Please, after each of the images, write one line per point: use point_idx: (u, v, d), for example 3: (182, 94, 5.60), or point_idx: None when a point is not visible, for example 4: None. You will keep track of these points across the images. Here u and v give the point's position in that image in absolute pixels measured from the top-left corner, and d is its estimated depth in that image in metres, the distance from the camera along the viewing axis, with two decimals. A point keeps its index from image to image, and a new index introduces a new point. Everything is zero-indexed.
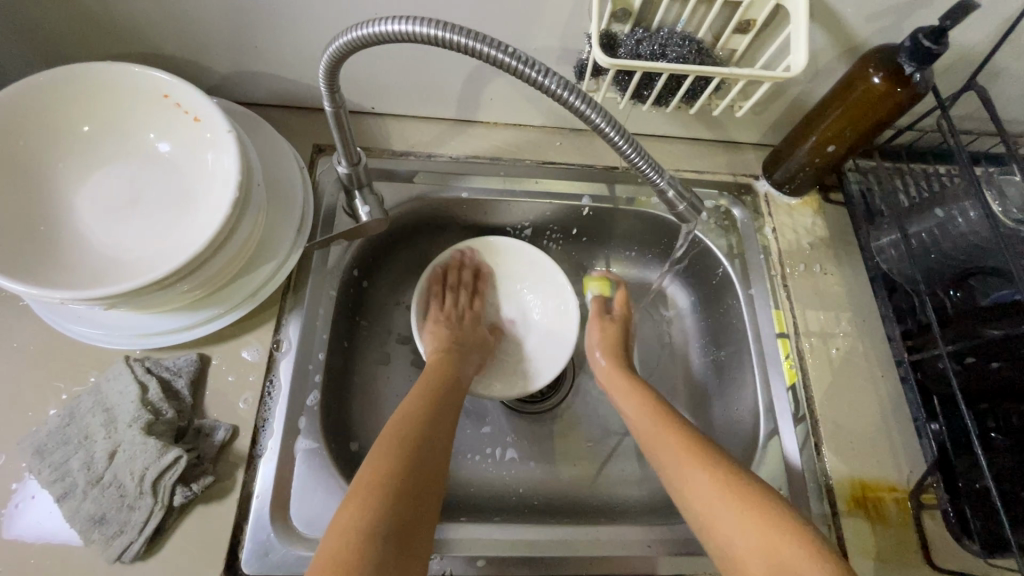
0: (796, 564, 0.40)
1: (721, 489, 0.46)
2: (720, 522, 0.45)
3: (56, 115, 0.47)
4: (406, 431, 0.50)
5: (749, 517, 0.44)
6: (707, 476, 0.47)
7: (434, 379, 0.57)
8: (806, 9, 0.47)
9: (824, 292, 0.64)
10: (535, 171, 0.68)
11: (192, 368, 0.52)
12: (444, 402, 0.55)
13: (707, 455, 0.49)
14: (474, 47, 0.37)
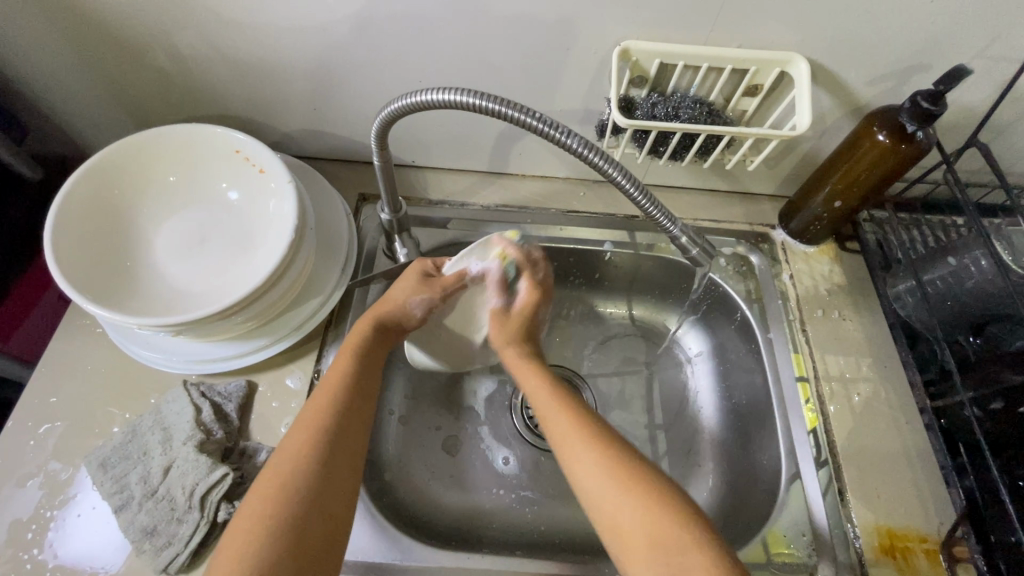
0: (676, 539, 0.41)
1: (614, 475, 0.45)
2: (603, 503, 0.44)
3: (145, 168, 0.55)
4: (272, 495, 0.43)
5: (635, 498, 0.43)
6: (596, 463, 0.46)
7: (314, 409, 0.48)
8: (808, 77, 0.52)
9: (844, 337, 0.65)
10: (559, 219, 0.72)
11: (241, 393, 0.56)
12: (329, 435, 0.47)
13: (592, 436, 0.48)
14: (504, 111, 0.42)
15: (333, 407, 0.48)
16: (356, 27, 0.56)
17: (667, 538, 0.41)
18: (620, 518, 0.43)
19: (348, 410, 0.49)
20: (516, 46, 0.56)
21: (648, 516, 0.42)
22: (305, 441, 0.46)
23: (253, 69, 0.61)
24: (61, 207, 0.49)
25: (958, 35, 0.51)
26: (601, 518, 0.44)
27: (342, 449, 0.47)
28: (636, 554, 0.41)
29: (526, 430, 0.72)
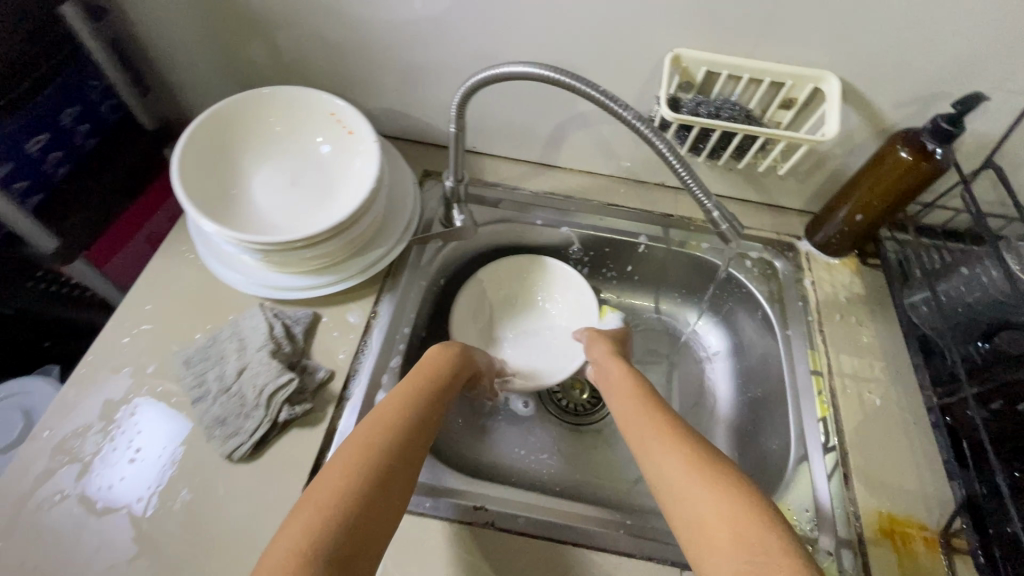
0: (760, 537, 0.43)
1: (703, 477, 0.49)
2: (689, 495, 0.48)
3: (256, 118, 0.65)
4: (344, 481, 0.45)
5: (722, 492, 0.47)
6: (684, 459, 0.51)
7: (397, 414, 0.53)
8: (838, 93, 0.59)
9: (859, 341, 0.69)
10: (600, 210, 0.79)
11: (307, 320, 0.63)
12: (402, 442, 0.50)
13: (682, 440, 0.54)
14: (572, 84, 0.50)
15: (411, 417, 0.53)
16: (448, 18, 0.66)
17: (749, 532, 0.43)
18: (705, 513, 0.46)
19: (422, 417, 0.54)
20: (581, 47, 0.65)
21: (733, 505, 0.46)
22: (380, 439, 0.50)
23: (353, 50, 0.72)
24: (188, 137, 0.59)
25: (977, 67, 0.57)
26: (676, 508, 0.49)
27: (411, 458, 0.50)
28: (719, 552, 0.43)
29: (550, 402, 0.78)
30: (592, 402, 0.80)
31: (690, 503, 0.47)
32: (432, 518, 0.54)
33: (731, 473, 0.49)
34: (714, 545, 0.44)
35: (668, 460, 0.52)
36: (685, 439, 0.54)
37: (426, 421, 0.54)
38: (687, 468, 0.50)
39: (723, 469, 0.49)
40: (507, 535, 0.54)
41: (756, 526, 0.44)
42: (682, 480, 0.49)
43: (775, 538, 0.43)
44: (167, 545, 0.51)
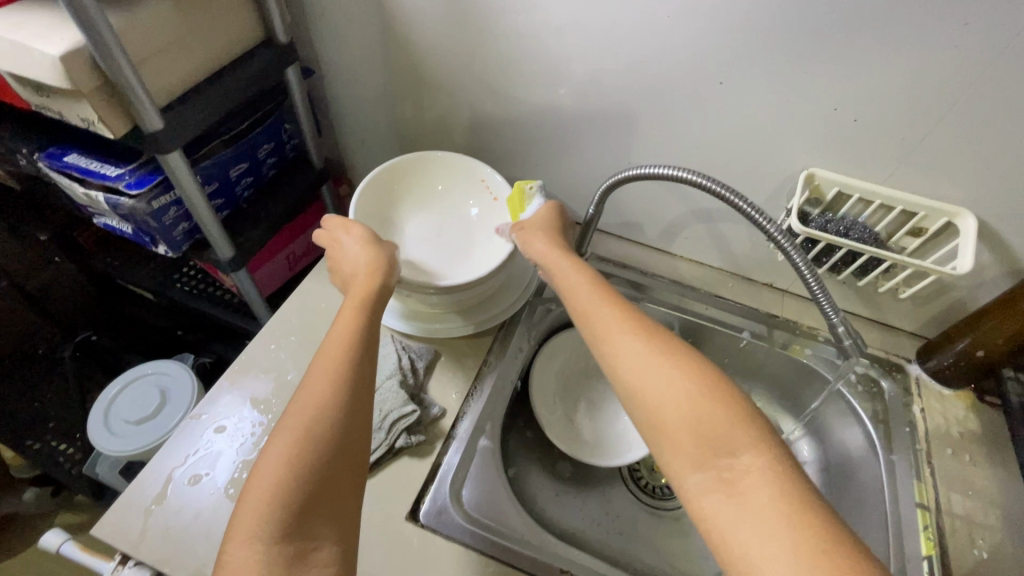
0: (730, 437, 0.43)
1: (682, 373, 0.47)
2: (651, 394, 0.47)
3: (419, 177, 0.76)
4: (282, 451, 0.45)
5: (689, 387, 0.46)
6: (646, 348, 0.50)
7: (327, 369, 0.50)
8: (975, 231, 0.61)
9: (972, 482, 0.66)
10: (706, 300, 0.82)
11: (428, 357, 0.70)
12: (336, 386, 0.49)
13: (647, 331, 0.51)
14: (717, 190, 0.58)
15: (348, 358, 0.51)
16: (599, 113, 0.74)
17: (714, 433, 0.44)
18: (670, 413, 0.46)
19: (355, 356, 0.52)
20: (716, 152, 0.71)
21: (697, 403, 0.45)
22: (312, 404, 0.47)
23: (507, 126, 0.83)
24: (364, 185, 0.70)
25: None
26: (642, 404, 0.47)
27: (353, 397, 0.49)
28: (682, 454, 0.44)
29: (632, 481, 0.79)
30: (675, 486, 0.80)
31: (653, 399, 0.47)
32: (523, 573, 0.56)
33: (694, 367, 0.48)
34: (678, 446, 0.44)
35: (637, 353, 0.50)
36: (649, 334, 0.51)
37: (359, 354, 0.52)
38: (649, 359, 0.49)
39: (686, 361, 0.48)
40: None
41: (724, 425, 0.44)
42: (639, 370, 0.49)
43: (744, 433, 0.43)
44: None
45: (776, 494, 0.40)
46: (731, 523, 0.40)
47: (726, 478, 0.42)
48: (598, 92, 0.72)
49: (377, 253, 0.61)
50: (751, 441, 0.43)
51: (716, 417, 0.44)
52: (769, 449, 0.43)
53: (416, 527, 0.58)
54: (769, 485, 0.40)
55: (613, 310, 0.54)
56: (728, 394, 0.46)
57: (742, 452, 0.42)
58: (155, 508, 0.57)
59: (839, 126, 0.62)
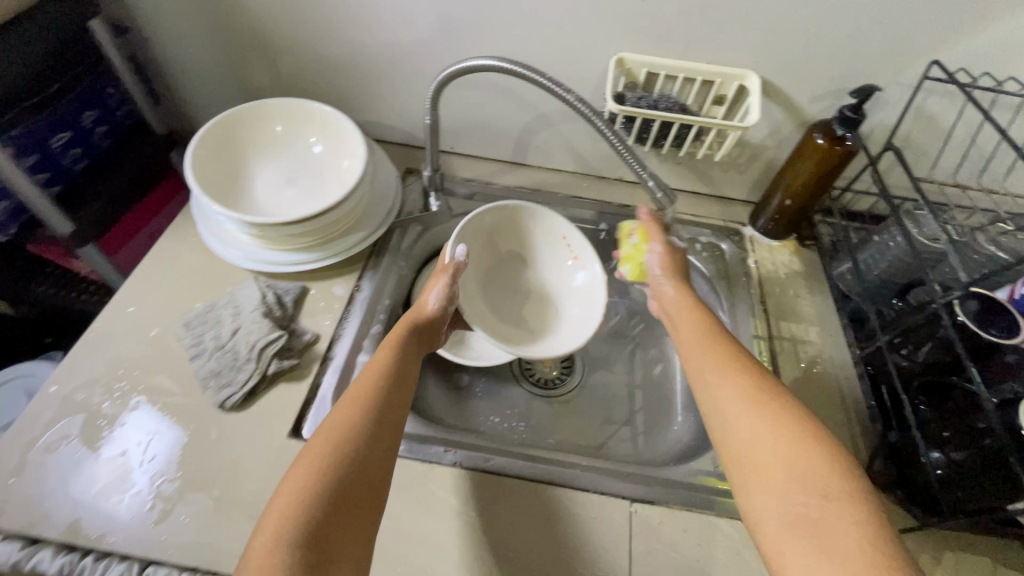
0: (820, 482, 0.43)
1: (775, 420, 0.48)
2: (744, 434, 0.48)
3: (511, 227, 0.80)
4: (323, 456, 0.47)
5: (777, 429, 0.47)
6: (740, 389, 0.52)
7: (353, 411, 0.52)
8: (759, 88, 0.69)
9: (797, 310, 0.77)
10: (565, 202, 0.88)
11: (296, 291, 0.71)
12: (368, 434, 0.50)
13: (742, 372, 0.53)
14: (515, 70, 0.59)
15: (384, 411, 0.53)
16: (428, 30, 0.76)
17: (809, 477, 0.43)
18: (764, 452, 0.46)
19: (383, 409, 0.53)
20: (542, 54, 0.76)
21: (784, 443, 0.46)
22: (351, 417, 0.51)
23: (345, 60, 0.83)
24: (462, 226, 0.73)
25: (873, 63, 0.67)
26: (727, 436, 0.50)
27: (375, 448, 0.50)
28: (772, 492, 0.44)
29: (524, 378, 0.84)
30: (564, 375, 0.86)
31: (745, 441, 0.48)
32: (407, 459, 0.60)
33: (795, 412, 0.48)
34: (766, 481, 0.45)
35: (728, 394, 0.52)
36: (749, 378, 0.52)
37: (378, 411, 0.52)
38: (742, 394, 0.51)
39: (786, 403, 0.49)
40: (474, 472, 0.60)
41: (809, 460, 0.44)
42: (733, 412, 0.51)
43: (829, 473, 0.43)
44: (163, 480, 0.56)
45: (860, 543, 0.39)
46: (805, 559, 0.40)
47: (814, 525, 0.41)
48: (421, 8, 0.74)
49: (426, 313, 0.66)
50: (848, 494, 0.42)
51: (799, 458, 0.45)
52: (862, 497, 0.42)
53: (299, 441, 0.60)
54: (855, 530, 0.40)
55: (710, 354, 0.56)
56: (824, 443, 0.45)
57: (831, 497, 0.42)
58: (15, 480, 0.55)
59: (634, 8, 0.68)
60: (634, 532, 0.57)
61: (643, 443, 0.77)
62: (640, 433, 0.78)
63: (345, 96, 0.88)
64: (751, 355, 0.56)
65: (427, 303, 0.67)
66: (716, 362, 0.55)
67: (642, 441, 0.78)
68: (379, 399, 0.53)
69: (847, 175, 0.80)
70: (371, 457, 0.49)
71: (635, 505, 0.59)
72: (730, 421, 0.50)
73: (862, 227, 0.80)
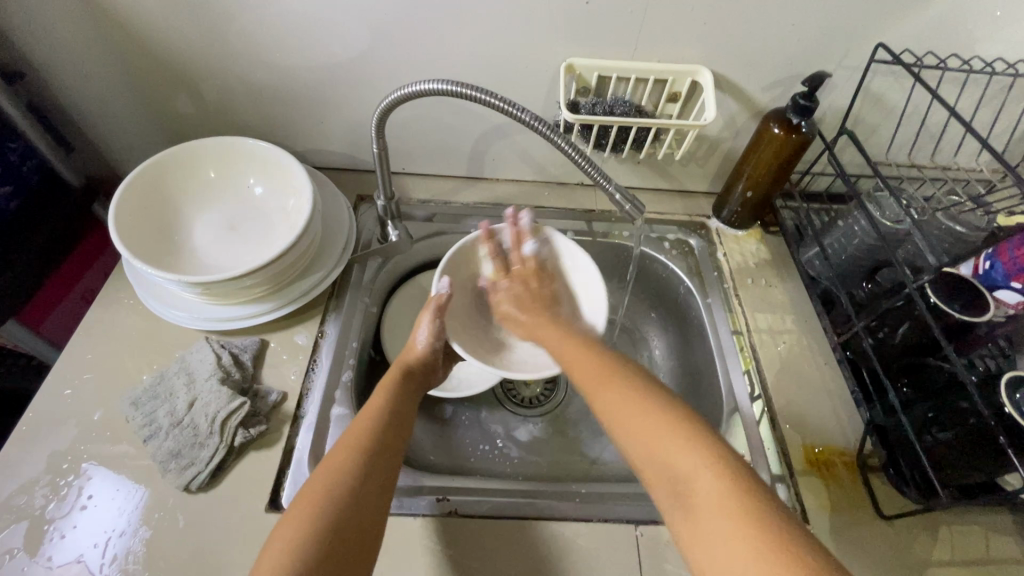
0: (702, 480, 0.40)
1: (655, 416, 0.46)
2: (632, 442, 0.46)
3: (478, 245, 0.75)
4: (329, 485, 0.46)
5: (655, 426, 0.45)
6: (625, 397, 0.49)
7: (346, 444, 0.51)
8: (712, 84, 0.68)
9: (770, 299, 0.77)
10: (528, 213, 0.85)
11: (255, 347, 0.66)
12: (363, 466, 0.49)
13: (621, 381, 0.52)
14: (462, 91, 0.56)
15: (380, 443, 0.52)
16: (363, 49, 0.72)
17: (687, 472, 0.41)
18: (647, 453, 0.45)
19: (383, 440, 0.52)
20: (487, 64, 0.72)
21: (666, 440, 0.44)
22: (349, 454, 0.49)
23: (276, 87, 0.77)
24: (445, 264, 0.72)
25: (818, 50, 0.67)
26: (628, 447, 0.46)
27: (370, 481, 0.48)
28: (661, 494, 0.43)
29: (507, 399, 0.81)
30: (548, 392, 0.84)
31: (631, 444, 0.46)
32: (397, 516, 0.56)
33: (655, 400, 0.48)
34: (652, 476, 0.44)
35: (615, 402, 0.50)
36: (619, 382, 0.52)
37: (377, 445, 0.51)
38: (629, 401, 0.49)
39: (657, 405, 0.47)
40: (472, 519, 0.57)
41: (682, 455, 0.42)
42: (619, 419, 0.48)
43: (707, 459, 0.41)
44: None
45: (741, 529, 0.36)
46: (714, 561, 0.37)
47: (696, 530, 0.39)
48: (352, 27, 0.69)
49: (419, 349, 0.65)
50: (723, 483, 0.39)
51: (683, 453, 0.42)
52: (742, 477, 0.40)
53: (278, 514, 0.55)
54: (728, 506, 0.38)
55: (596, 364, 0.55)
56: (695, 434, 0.44)
57: (707, 487, 0.40)
58: None
59: (578, 13, 0.65)
60: (643, 557, 0.56)
61: None
62: None
63: (282, 125, 0.82)
64: (631, 363, 0.55)
65: (417, 342, 0.66)
66: (597, 375, 0.54)
67: None
68: (371, 429, 0.53)
69: (804, 158, 0.80)
70: (365, 489, 0.47)
71: (641, 528, 0.57)
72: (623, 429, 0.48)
73: (821, 208, 0.81)
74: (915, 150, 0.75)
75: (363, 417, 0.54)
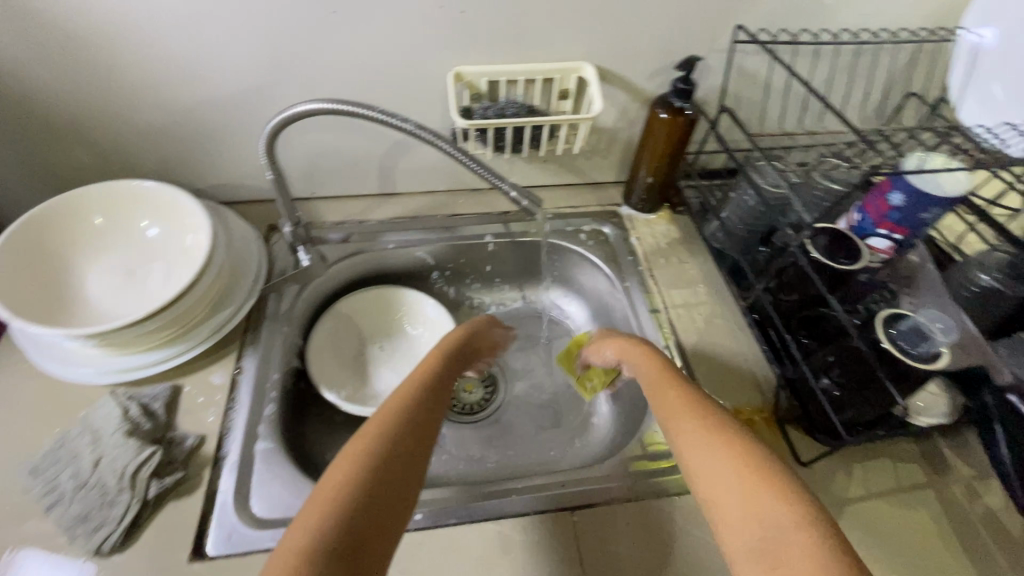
0: (779, 518, 0.41)
1: (720, 448, 0.48)
2: (705, 472, 0.48)
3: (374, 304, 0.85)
4: (328, 513, 0.42)
5: (725, 452, 0.48)
6: (698, 430, 0.51)
7: (344, 466, 0.46)
8: (595, 78, 0.71)
9: (682, 275, 0.80)
10: (444, 223, 0.86)
11: (166, 393, 0.63)
12: (370, 494, 0.45)
13: (705, 410, 0.53)
14: (345, 109, 0.56)
15: (389, 465, 0.47)
16: (250, 78, 0.71)
17: (755, 503, 0.43)
18: (718, 486, 0.46)
19: (400, 468, 0.48)
20: (378, 81, 0.73)
21: (735, 476, 0.46)
22: (348, 498, 0.43)
23: (164, 125, 0.74)
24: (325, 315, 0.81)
25: (687, 37, 0.71)
26: (694, 476, 0.49)
27: (373, 510, 0.44)
28: (733, 524, 0.43)
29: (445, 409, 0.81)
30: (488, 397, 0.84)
31: (702, 473, 0.48)
32: None
33: (728, 434, 0.50)
34: (718, 492, 0.46)
35: (688, 433, 0.52)
36: (697, 409, 0.54)
37: (386, 473, 0.47)
38: (700, 433, 0.51)
39: (728, 436, 0.49)
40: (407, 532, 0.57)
41: (762, 495, 0.43)
42: (690, 452, 0.50)
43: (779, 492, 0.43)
44: None
45: (813, 554, 0.38)
46: None
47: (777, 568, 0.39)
48: (236, 56, 0.68)
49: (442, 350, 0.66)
50: (806, 528, 0.40)
51: (758, 491, 0.44)
52: (806, 509, 0.41)
53: (203, 561, 0.53)
54: (808, 550, 0.38)
55: (677, 393, 0.57)
56: (776, 472, 0.45)
57: (785, 525, 0.41)
58: None
59: (454, 22, 0.67)
60: (580, 540, 0.57)
61: (579, 442, 0.78)
62: (575, 436, 0.79)
63: (178, 164, 0.79)
64: (709, 396, 0.56)
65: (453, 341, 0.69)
66: (675, 401, 0.56)
67: (577, 441, 0.78)
68: (380, 448, 0.48)
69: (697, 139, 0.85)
70: (372, 525, 0.43)
71: (576, 513, 0.59)
72: (693, 462, 0.49)
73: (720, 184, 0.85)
74: (791, 121, 0.81)
75: (367, 434, 0.50)
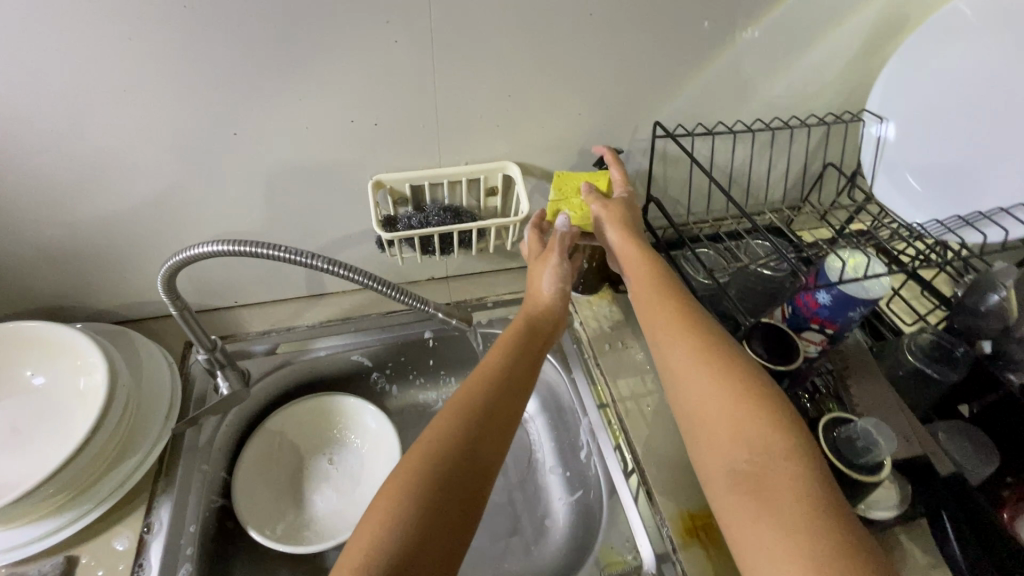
0: (771, 451, 0.45)
1: (714, 376, 0.50)
2: (694, 398, 0.51)
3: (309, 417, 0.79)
4: (378, 528, 0.44)
5: (718, 382, 0.50)
6: (690, 354, 0.53)
7: (396, 481, 0.47)
8: (520, 179, 0.70)
9: (628, 361, 0.78)
10: (379, 321, 0.82)
11: (57, 572, 0.55)
12: (428, 501, 0.45)
13: (697, 331, 0.54)
14: (246, 250, 0.52)
15: (442, 465, 0.48)
16: (152, 199, 0.66)
17: (750, 435, 0.46)
18: (706, 408, 0.49)
19: (455, 461, 0.48)
20: (294, 190, 0.69)
21: (730, 410, 0.48)
22: (392, 516, 0.44)
23: (56, 252, 0.68)
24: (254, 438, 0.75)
25: (608, 131, 0.71)
26: (686, 402, 0.51)
27: (432, 510, 0.45)
28: (718, 449, 0.48)
29: None
30: None
31: (692, 396, 0.51)
32: None
33: (725, 362, 0.51)
34: (713, 437, 0.48)
35: (681, 361, 0.53)
36: (692, 336, 0.54)
37: (443, 478, 0.47)
38: (692, 361, 0.52)
39: (734, 369, 0.50)
40: None
41: (755, 428, 0.47)
42: (682, 378, 0.52)
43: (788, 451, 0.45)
44: None
45: (797, 496, 0.42)
46: (747, 536, 0.43)
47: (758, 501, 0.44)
48: (132, 180, 0.64)
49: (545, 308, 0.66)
50: (792, 463, 0.44)
51: (753, 427, 0.47)
52: (797, 448, 0.45)
53: None
54: (790, 485, 0.43)
55: (668, 310, 0.57)
56: (773, 408, 0.48)
57: (780, 462, 0.44)
58: None
59: (369, 133, 0.65)
60: None
61: (536, 549, 0.74)
62: (532, 542, 0.75)
63: (77, 289, 0.73)
64: (718, 329, 0.55)
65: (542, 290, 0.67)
66: (669, 320, 0.56)
67: (534, 548, 0.74)
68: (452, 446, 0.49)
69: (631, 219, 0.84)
70: (431, 533, 0.44)
71: None
72: (687, 392, 0.52)
73: None
74: (720, 199, 0.81)
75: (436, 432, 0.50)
